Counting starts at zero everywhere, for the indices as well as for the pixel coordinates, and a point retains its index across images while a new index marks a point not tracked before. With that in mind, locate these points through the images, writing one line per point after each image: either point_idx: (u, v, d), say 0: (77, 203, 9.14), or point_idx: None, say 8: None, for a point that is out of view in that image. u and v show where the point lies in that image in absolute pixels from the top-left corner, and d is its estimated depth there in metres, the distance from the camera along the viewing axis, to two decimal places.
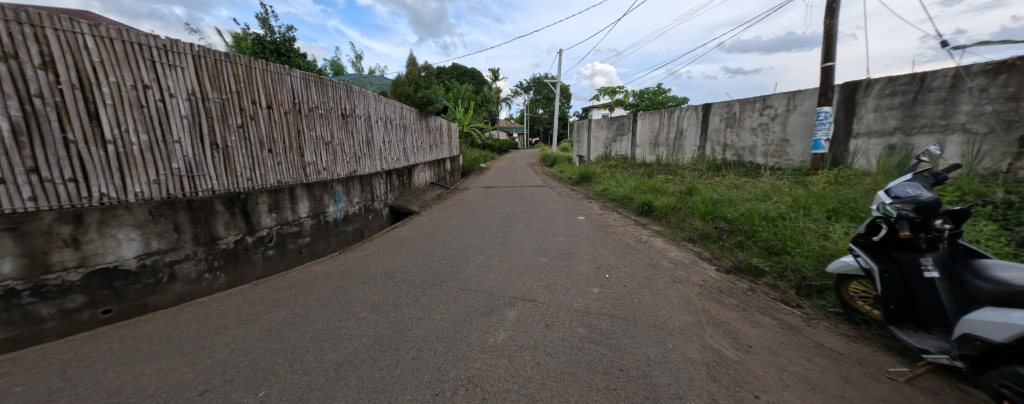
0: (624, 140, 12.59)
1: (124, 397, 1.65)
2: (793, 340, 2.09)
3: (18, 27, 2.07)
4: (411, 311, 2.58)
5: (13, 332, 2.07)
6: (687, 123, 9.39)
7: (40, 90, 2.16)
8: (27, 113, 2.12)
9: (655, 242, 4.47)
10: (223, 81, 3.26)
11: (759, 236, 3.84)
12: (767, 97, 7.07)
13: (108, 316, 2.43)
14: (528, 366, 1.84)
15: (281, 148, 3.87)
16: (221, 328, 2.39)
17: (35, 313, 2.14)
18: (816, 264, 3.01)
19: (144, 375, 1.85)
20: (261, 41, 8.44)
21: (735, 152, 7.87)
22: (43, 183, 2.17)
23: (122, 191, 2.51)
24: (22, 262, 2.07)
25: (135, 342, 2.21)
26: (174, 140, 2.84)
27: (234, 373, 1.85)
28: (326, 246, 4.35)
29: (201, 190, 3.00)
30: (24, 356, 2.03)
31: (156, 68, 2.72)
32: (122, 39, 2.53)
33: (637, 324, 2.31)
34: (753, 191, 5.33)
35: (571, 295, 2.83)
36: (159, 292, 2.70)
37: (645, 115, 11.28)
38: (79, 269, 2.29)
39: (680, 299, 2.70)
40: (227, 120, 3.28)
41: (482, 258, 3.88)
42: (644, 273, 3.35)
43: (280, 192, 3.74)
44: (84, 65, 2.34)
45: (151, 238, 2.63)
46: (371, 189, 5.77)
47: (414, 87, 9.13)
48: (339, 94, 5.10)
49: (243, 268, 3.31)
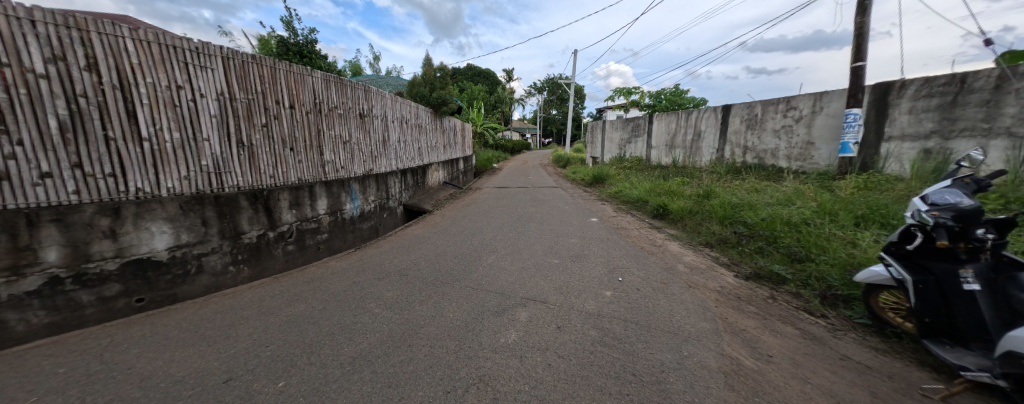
0: (639, 141, 12.38)
1: (155, 382, 1.74)
2: (816, 351, 2.01)
3: (66, 32, 2.22)
4: (424, 309, 2.62)
5: (57, 317, 2.21)
6: (705, 124, 9.16)
7: (84, 90, 2.30)
8: (75, 112, 2.27)
9: (670, 245, 4.39)
10: (249, 82, 3.37)
11: (781, 242, 3.70)
12: (791, 98, 6.81)
13: (139, 304, 2.56)
14: (539, 368, 1.83)
15: (302, 147, 3.97)
16: (244, 319, 2.48)
17: (76, 299, 2.28)
18: (842, 272, 2.88)
19: (172, 362, 1.94)
20: (285, 43, 8.80)
21: (755, 155, 7.63)
22: (86, 178, 2.31)
23: (155, 186, 2.65)
24: (66, 251, 2.21)
25: (165, 330, 2.32)
26: (204, 138, 2.97)
27: (256, 363, 1.92)
28: (342, 242, 4.46)
29: (227, 187, 3.13)
30: (67, 340, 2.17)
31: (188, 70, 2.86)
32: (158, 42, 2.67)
33: (652, 329, 2.26)
34: (775, 196, 5.14)
35: (584, 297, 2.81)
36: (187, 283, 2.83)
37: (661, 116, 11.08)
38: (116, 259, 2.43)
39: (695, 305, 2.64)
40: (252, 119, 3.40)
41: (494, 258, 3.89)
42: (658, 277, 3.29)
43: (301, 189, 3.85)
44: (124, 67, 2.49)
45: (181, 232, 2.76)
46: (386, 188, 5.87)
47: (429, 88, 9.26)
48: (358, 94, 5.20)
49: (265, 262, 3.42)
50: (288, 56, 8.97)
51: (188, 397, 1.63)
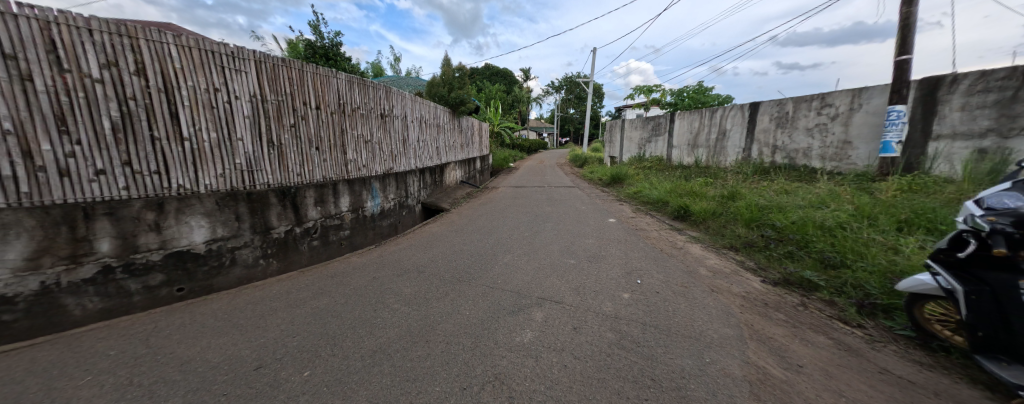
0: (660, 140, 12.07)
1: (194, 366, 1.86)
2: (852, 363, 1.89)
3: (118, 39, 2.41)
4: (441, 306, 2.66)
5: (108, 303, 2.40)
6: (730, 123, 8.81)
7: (134, 93, 2.48)
8: (125, 114, 2.46)
9: (691, 248, 4.26)
10: (279, 85, 3.52)
11: (814, 247, 3.51)
12: (826, 94, 6.44)
13: (179, 294, 2.74)
14: (555, 368, 1.82)
15: (327, 146, 4.11)
16: (273, 310, 2.61)
17: (124, 287, 2.47)
18: (883, 280, 2.69)
19: (208, 348, 2.06)
20: (312, 46, 9.16)
21: (786, 155, 7.26)
22: (134, 175, 2.50)
23: (195, 183, 2.82)
24: (116, 242, 2.40)
25: (202, 318, 2.47)
26: (238, 138, 3.14)
27: (284, 352, 2.01)
28: (363, 239, 4.60)
29: (259, 184, 3.29)
30: (117, 324, 2.35)
31: (225, 73, 3.02)
32: (198, 47, 2.84)
33: (673, 334, 2.20)
34: (806, 198, 4.88)
35: (600, 299, 2.77)
36: (222, 274, 3.00)
37: (683, 115, 10.76)
38: (160, 251, 2.61)
39: (719, 310, 2.54)
40: (282, 120, 3.55)
41: (510, 258, 3.90)
42: (679, 280, 3.20)
43: (325, 187, 3.99)
44: (168, 71, 2.66)
45: (217, 226, 2.93)
46: (405, 186, 6.00)
47: (448, 88, 9.38)
48: (380, 95, 5.34)
49: (292, 256, 3.58)
50: (314, 59, 9.32)
51: (223, 381, 1.73)
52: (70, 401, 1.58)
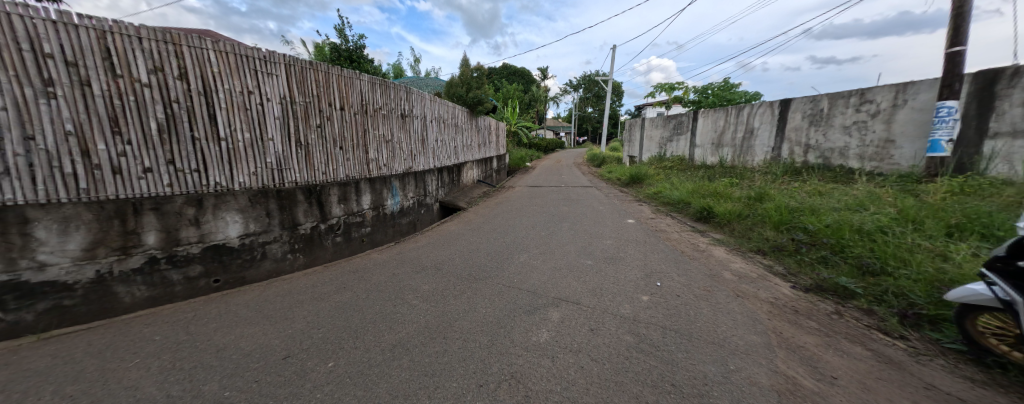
0: (682, 140, 11.71)
1: (228, 353, 1.98)
2: (893, 377, 1.77)
3: (164, 46, 2.58)
4: (458, 303, 2.69)
5: (154, 292, 2.59)
6: (758, 121, 8.43)
7: (177, 96, 2.66)
8: (169, 115, 2.63)
9: (714, 251, 4.11)
10: (307, 86, 3.66)
11: (850, 252, 3.30)
12: (866, 90, 6.05)
13: (215, 285, 2.91)
14: (571, 369, 1.81)
15: (350, 146, 4.24)
16: (300, 303, 2.73)
17: (168, 277, 2.65)
18: (929, 289, 2.50)
19: (241, 336, 2.18)
20: (337, 49, 9.48)
21: (819, 155, 6.87)
22: (177, 173, 2.67)
23: (230, 180, 2.99)
24: (161, 235, 2.58)
25: (236, 308, 2.61)
26: (269, 138, 3.29)
27: (310, 343, 2.10)
28: (384, 236, 4.73)
29: (288, 182, 3.44)
30: (161, 311, 2.53)
31: (257, 76, 3.18)
32: (234, 52, 3.00)
33: (695, 339, 2.13)
34: (842, 200, 4.60)
35: (618, 301, 2.72)
36: (254, 267, 3.16)
37: (707, 113, 10.40)
38: (199, 244, 2.78)
39: (744, 316, 2.45)
40: (309, 120, 3.69)
41: (526, 257, 3.89)
42: (701, 283, 3.10)
43: (348, 185, 4.12)
44: (207, 75, 2.83)
45: (250, 221, 3.09)
46: (424, 185, 6.11)
47: (466, 88, 9.46)
48: (400, 95, 5.45)
49: (317, 252, 3.72)
50: (339, 62, 9.64)
51: (254, 369, 1.82)
52: (121, 381, 1.71)
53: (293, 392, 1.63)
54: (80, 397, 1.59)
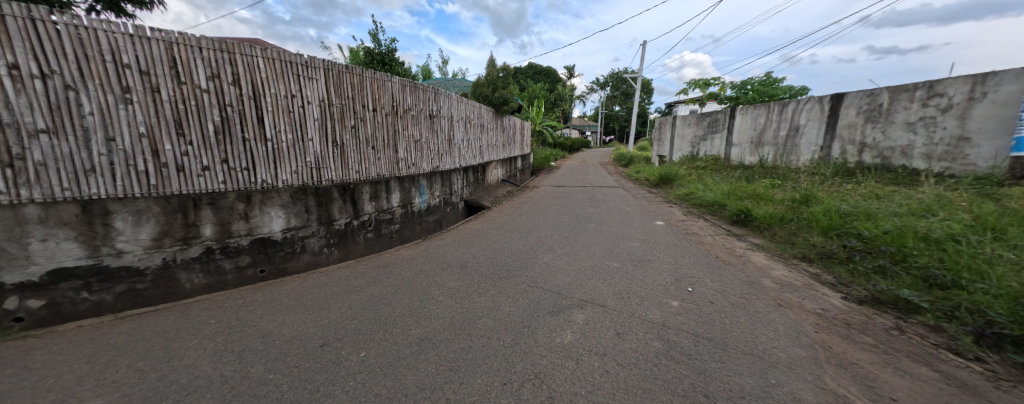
0: (717, 138, 11.10)
1: (273, 339, 2.13)
2: (965, 402, 1.58)
3: (220, 55, 2.82)
4: (483, 301, 2.73)
5: (209, 279, 2.83)
6: (804, 117, 7.82)
7: (231, 100, 2.89)
8: (224, 118, 2.87)
9: (753, 256, 3.86)
10: (344, 89, 3.85)
11: (914, 262, 2.98)
12: (936, 82, 5.44)
13: (261, 275, 3.14)
14: (596, 373, 1.78)
15: (381, 146, 4.40)
16: (334, 295, 2.88)
17: (221, 266, 2.89)
18: (1012, 306, 2.21)
19: (284, 324, 2.34)
20: (371, 53, 9.88)
21: (877, 154, 6.26)
22: (230, 171, 2.91)
23: (274, 178, 3.20)
24: (216, 228, 2.82)
25: (278, 297, 2.81)
26: (309, 139, 3.49)
27: (344, 333, 2.21)
28: (411, 233, 4.87)
29: (325, 180, 3.64)
30: (216, 297, 2.77)
31: (300, 80, 3.38)
32: (280, 59, 3.22)
33: (731, 349, 2.01)
34: (905, 205, 4.16)
35: (646, 305, 2.63)
36: (295, 260, 3.37)
37: (745, 110, 9.78)
38: (247, 236, 3.01)
39: (786, 327, 2.28)
40: (345, 121, 3.87)
41: (550, 257, 3.86)
42: (738, 290, 2.92)
43: (379, 184, 4.28)
44: (256, 81, 3.05)
45: (291, 217, 3.30)
46: (450, 184, 6.23)
47: (491, 88, 9.51)
48: (428, 96, 5.58)
49: (350, 246, 3.91)
50: (372, 65, 10.05)
51: (295, 354, 1.95)
52: (182, 359, 1.89)
53: (329, 378, 1.73)
54: (149, 371, 1.77)
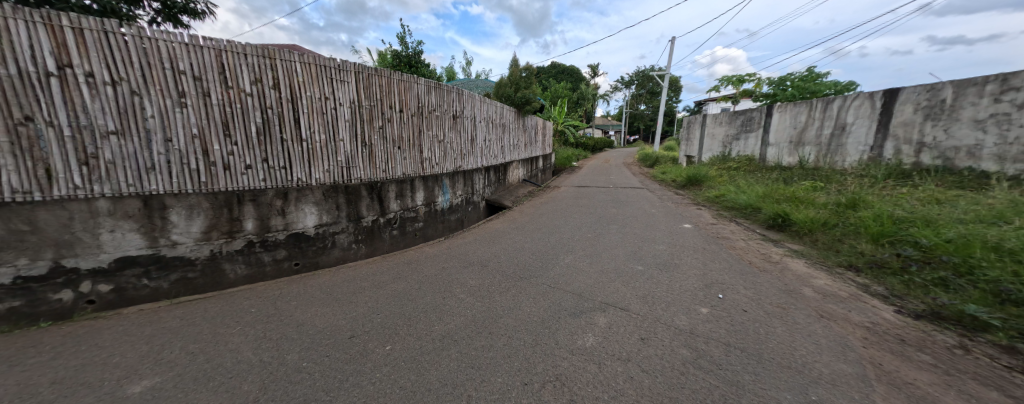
0: (752, 137, 10.52)
1: (307, 328, 2.25)
2: None
3: (262, 60, 3.01)
4: (504, 300, 2.74)
5: (250, 270, 3.03)
6: (850, 115, 7.22)
7: (271, 103, 3.08)
8: (265, 120, 3.06)
9: (790, 263, 3.63)
10: (373, 91, 3.99)
11: (982, 274, 2.69)
12: (1012, 74, 4.87)
13: (295, 267, 3.32)
14: (619, 378, 1.73)
15: (407, 146, 4.53)
16: (362, 289, 3.00)
17: (261, 258, 3.09)
18: None
19: (316, 315, 2.46)
20: (398, 55, 10.18)
21: (938, 155, 5.70)
22: (269, 169, 3.10)
23: (309, 177, 3.37)
24: (256, 222, 3.01)
25: (311, 289, 2.95)
26: (340, 139, 3.65)
27: (371, 326, 2.30)
28: (434, 231, 4.98)
29: (355, 179, 3.79)
30: (256, 288, 2.96)
31: (333, 83, 3.54)
32: (315, 63, 3.38)
33: (766, 362, 1.89)
34: (972, 211, 3.75)
35: (673, 311, 2.54)
36: (326, 254, 3.54)
37: (784, 107, 9.20)
38: (284, 231, 3.19)
39: (829, 341, 2.12)
40: (373, 122, 4.01)
41: (572, 259, 3.81)
42: (773, 299, 2.76)
43: (404, 183, 4.41)
44: (294, 84, 3.23)
45: (323, 213, 3.47)
46: (472, 183, 6.31)
47: (514, 88, 9.52)
48: (452, 97, 5.68)
49: (377, 243, 4.05)
50: (400, 67, 10.36)
51: (326, 345, 2.04)
52: (227, 344, 2.04)
53: (357, 369, 1.80)
54: (198, 354, 1.93)
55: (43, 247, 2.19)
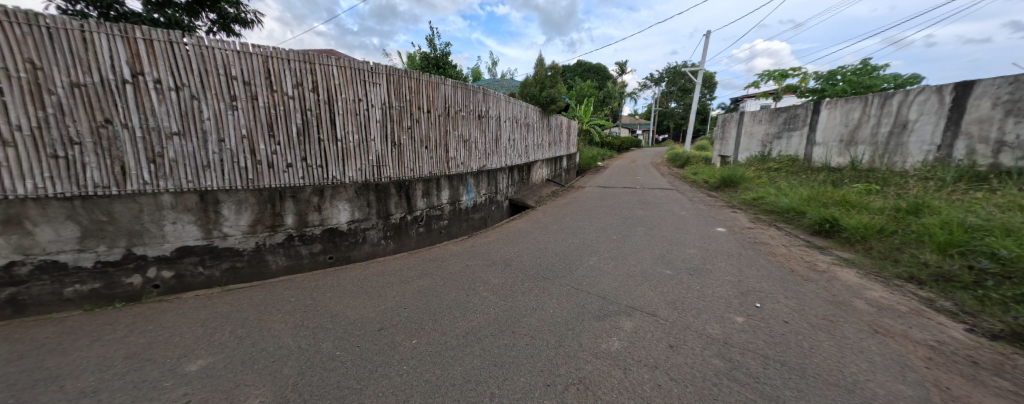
0: (796, 136, 9.80)
1: (339, 319, 2.36)
2: None
3: (303, 65, 3.19)
4: (526, 300, 2.73)
5: (289, 262, 3.23)
6: (913, 111, 6.54)
7: (310, 105, 3.26)
8: (305, 122, 3.24)
9: (837, 272, 3.35)
10: (402, 93, 4.11)
11: None
12: None
13: (330, 260, 3.50)
14: (646, 386, 1.68)
15: (434, 145, 4.63)
16: (390, 283, 3.10)
17: (299, 251, 3.28)
18: None
19: (348, 307, 2.58)
20: (427, 57, 10.46)
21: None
22: (308, 168, 3.28)
23: (342, 175, 3.54)
24: (295, 217, 3.21)
25: (344, 282, 3.10)
26: (372, 139, 3.79)
27: (399, 320, 2.37)
28: (458, 229, 5.07)
29: (384, 177, 3.93)
30: (294, 279, 3.15)
31: (366, 86, 3.69)
32: (350, 67, 3.54)
33: (810, 377, 1.76)
34: None
35: (704, 318, 2.42)
36: (357, 249, 3.70)
37: (833, 103, 8.50)
38: (320, 226, 3.38)
39: (884, 359, 1.94)
40: (402, 122, 4.14)
41: (596, 260, 3.74)
42: (818, 310, 2.56)
43: (430, 181, 4.52)
44: (331, 87, 3.39)
45: (355, 210, 3.63)
46: (495, 183, 6.35)
47: (539, 87, 9.44)
48: (478, 97, 5.75)
49: (404, 239, 4.18)
50: (428, 69, 10.64)
51: (357, 335, 2.14)
52: (269, 330, 2.19)
53: (385, 360, 1.87)
54: (245, 338, 2.09)
55: (118, 236, 2.47)
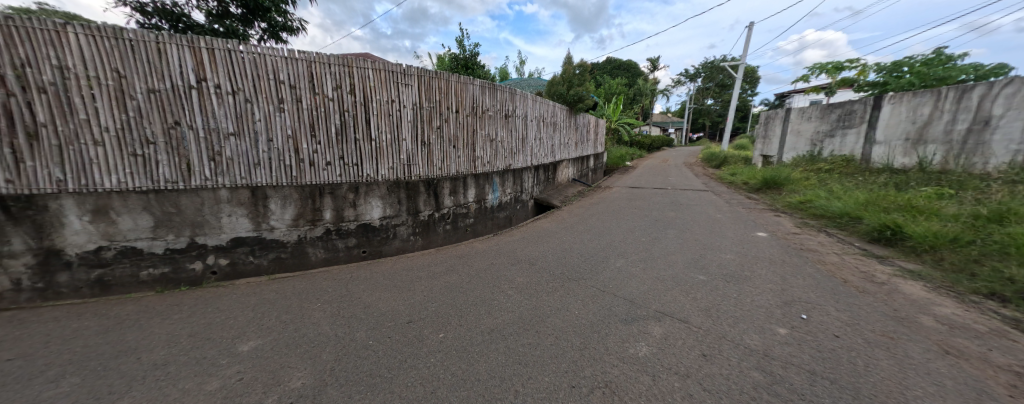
0: (852, 134, 8.94)
1: (371, 311, 2.47)
2: None
3: (342, 68, 3.36)
4: (551, 300, 2.71)
5: (326, 255, 3.43)
6: (1000, 107, 5.79)
7: (348, 106, 3.43)
8: (343, 122, 3.42)
9: (898, 284, 3.03)
10: (432, 93, 4.23)
11: None
12: None
13: (363, 254, 3.67)
14: (677, 394, 1.62)
15: (462, 144, 4.71)
16: (418, 278, 3.21)
17: (335, 245, 3.47)
18: None
19: (379, 299, 2.70)
20: (456, 59, 10.67)
21: None
22: (344, 166, 3.46)
23: (376, 173, 3.69)
24: (333, 213, 3.40)
25: (376, 275, 3.25)
26: (403, 139, 3.93)
27: (426, 314, 2.44)
28: (484, 227, 5.13)
29: (414, 176, 4.06)
30: (331, 270, 3.34)
31: (398, 87, 3.83)
32: (384, 69, 3.69)
33: (864, 398, 1.61)
34: None
35: (741, 328, 2.28)
36: (388, 244, 3.86)
37: (896, 98, 7.67)
38: (354, 222, 3.55)
39: (956, 383, 1.73)
40: (432, 122, 4.25)
41: (623, 263, 3.63)
42: (874, 326, 2.33)
43: (458, 180, 4.61)
44: (367, 89, 3.56)
45: (387, 207, 3.78)
46: (521, 182, 6.36)
47: (567, 85, 9.15)
48: (505, 97, 5.77)
49: (432, 236, 4.30)
50: (458, 70, 10.83)
51: (388, 326, 2.23)
52: (309, 318, 2.34)
53: (413, 352, 1.93)
54: (289, 323, 2.24)
55: (183, 226, 2.74)
